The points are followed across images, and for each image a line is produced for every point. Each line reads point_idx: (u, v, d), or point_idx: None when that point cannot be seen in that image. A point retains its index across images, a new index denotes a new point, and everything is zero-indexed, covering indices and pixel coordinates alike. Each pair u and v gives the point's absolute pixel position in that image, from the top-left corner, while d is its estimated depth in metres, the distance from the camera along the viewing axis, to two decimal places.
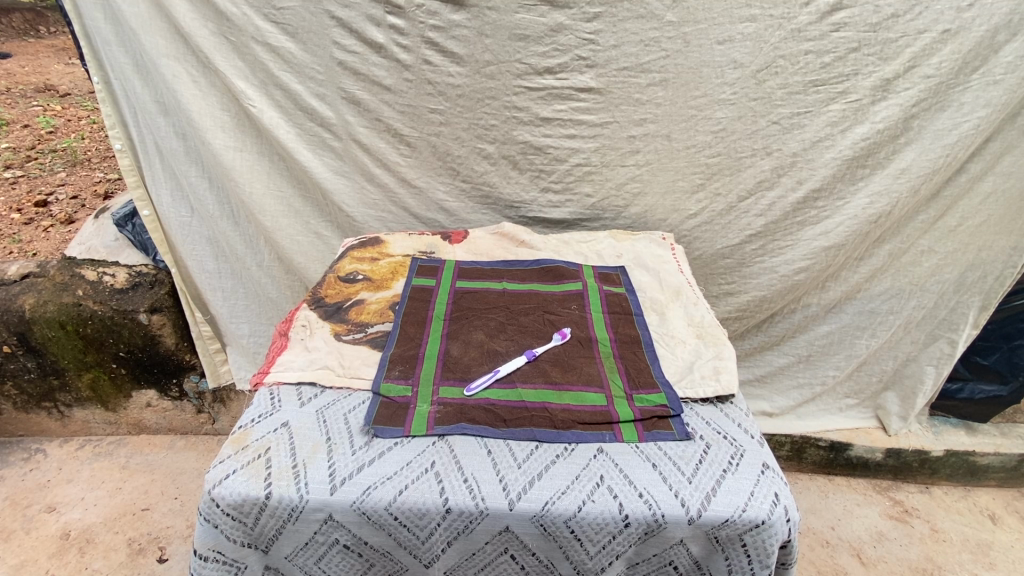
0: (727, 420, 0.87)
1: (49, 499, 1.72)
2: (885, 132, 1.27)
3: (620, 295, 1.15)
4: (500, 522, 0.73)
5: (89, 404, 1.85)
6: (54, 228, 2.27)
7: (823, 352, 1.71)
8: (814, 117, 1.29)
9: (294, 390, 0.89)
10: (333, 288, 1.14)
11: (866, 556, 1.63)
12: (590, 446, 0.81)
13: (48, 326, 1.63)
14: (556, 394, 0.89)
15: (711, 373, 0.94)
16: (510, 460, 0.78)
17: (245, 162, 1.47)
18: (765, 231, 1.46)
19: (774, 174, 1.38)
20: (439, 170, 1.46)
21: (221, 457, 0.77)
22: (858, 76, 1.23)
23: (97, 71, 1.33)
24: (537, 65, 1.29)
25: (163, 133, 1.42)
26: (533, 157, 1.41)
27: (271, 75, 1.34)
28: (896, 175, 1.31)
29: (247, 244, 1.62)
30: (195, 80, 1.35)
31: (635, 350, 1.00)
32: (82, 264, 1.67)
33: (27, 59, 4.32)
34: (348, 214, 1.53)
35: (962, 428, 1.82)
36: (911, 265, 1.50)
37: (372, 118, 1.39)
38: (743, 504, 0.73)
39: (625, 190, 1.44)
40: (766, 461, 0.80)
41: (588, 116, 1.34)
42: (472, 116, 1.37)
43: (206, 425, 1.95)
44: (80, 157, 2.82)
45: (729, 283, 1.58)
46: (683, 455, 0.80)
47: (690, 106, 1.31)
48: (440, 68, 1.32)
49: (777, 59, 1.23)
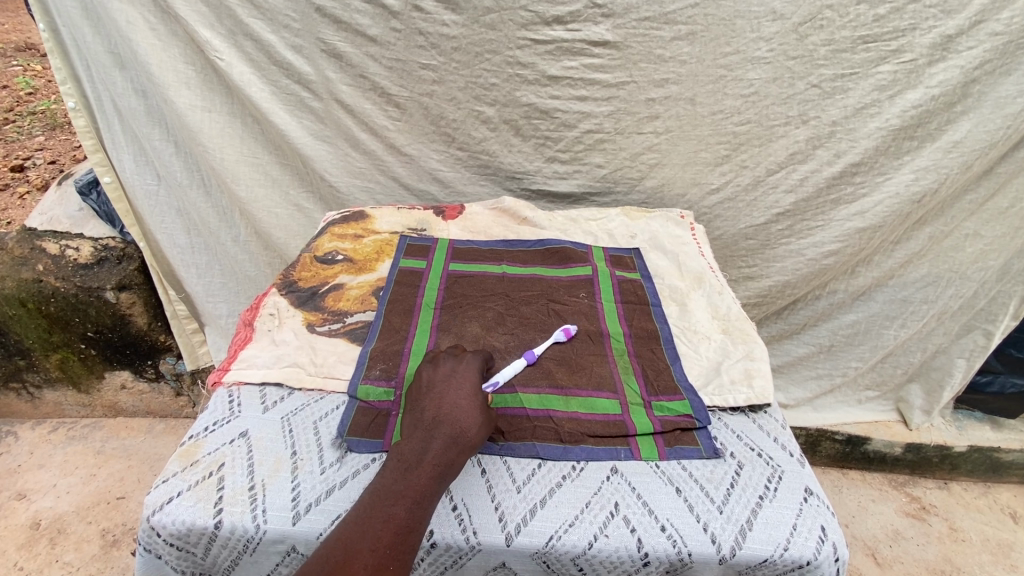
0: (761, 433, 0.75)
1: (18, 486, 1.62)
2: (939, 99, 1.11)
3: (635, 282, 1.01)
4: (496, 558, 0.61)
5: (60, 385, 1.73)
6: (30, 195, 2.12)
7: (846, 343, 1.59)
8: (860, 80, 1.13)
9: (256, 392, 0.76)
10: (307, 270, 1.00)
11: (881, 556, 1.55)
12: (602, 465, 0.69)
13: (8, 304, 1.50)
14: (562, 400, 0.76)
15: (742, 377, 0.81)
16: (507, 483, 0.66)
17: (215, 124, 1.31)
18: (793, 209, 1.31)
19: (809, 145, 1.22)
20: (431, 136, 1.31)
21: (165, 475, 0.65)
22: (915, 32, 1.06)
23: (42, 17, 1.17)
24: (544, 14, 1.12)
25: (120, 91, 1.26)
26: (538, 123, 1.25)
27: (240, 23, 1.17)
28: (948, 148, 1.16)
29: (220, 216, 1.48)
30: (153, 28, 1.19)
31: (653, 346, 0.87)
32: (43, 236, 1.52)
33: (8, 14, 4.06)
34: (330, 184, 1.38)
35: (987, 423, 1.71)
36: (952, 250, 1.36)
37: (356, 74, 1.23)
38: (784, 541, 0.61)
39: (639, 161, 1.29)
40: (809, 485, 0.67)
41: (602, 74, 1.18)
42: (470, 73, 1.21)
43: (185, 409, 1.83)
44: (58, 119, 2.63)
45: (750, 266, 1.44)
46: (711, 477, 0.68)
47: (719, 65, 1.15)
48: (433, 17, 1.14)
49: (823, 10, 1.06)
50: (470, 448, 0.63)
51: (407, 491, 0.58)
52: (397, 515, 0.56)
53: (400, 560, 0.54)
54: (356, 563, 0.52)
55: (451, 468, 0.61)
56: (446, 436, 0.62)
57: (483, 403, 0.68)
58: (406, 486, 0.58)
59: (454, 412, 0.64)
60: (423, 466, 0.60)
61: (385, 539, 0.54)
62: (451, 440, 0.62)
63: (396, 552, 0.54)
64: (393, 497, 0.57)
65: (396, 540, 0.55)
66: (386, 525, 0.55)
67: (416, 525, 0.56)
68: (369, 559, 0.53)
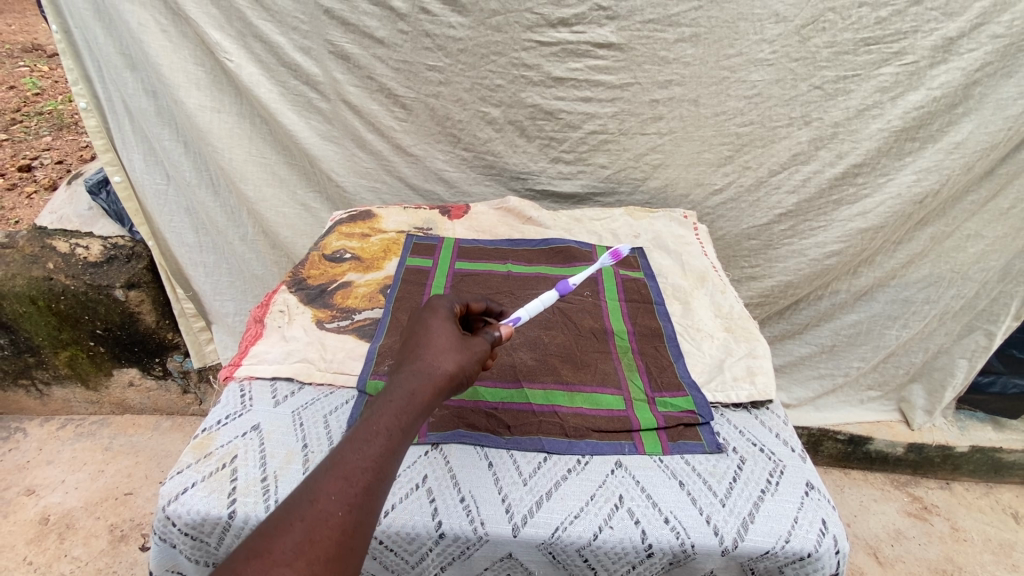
0: (763, 429, 0.76)
1: (27, 482, 1.64)
2: (941, 101, 1.12)
3: (638, 281, 1.02)
4: (502, 549, 0.63)
5: (68, 382, 1.75)
6: (37, 194, 2.15)
7: (848, 343, 1.60)
8: (862, 81, 1.14)
9: (267, 387, 0.78)
10: (316, 267, 1.02)
11: (883, 555, 1.55)
12: (607, 459, 0.70)
13: (18, 301, 1.52)
14: (567, 396, 0.78)
15: (744, 374, 0.82)
16: (514, 475, 0.67)
17: (223, 125, 1.33)
18: (796, 210, 1.33)
19: (811, 146, 1.23)
20: (437, 136, 1.32)
21: (180, 466, 0.67)
22: (917, 34, 1.07)
23: (55, 18, 1.19)
24: (550, 16, 1.13)
25: (131, 91, 1.28)
26: (543, 123, 1.27)
27: (249, 25, 1.19)
28: (950, 149, 1.17)
29: (228, 215, 1.50)
30: (164, 29, 1.20)
31: (656, 344, 0.88)
32: (53, 235, 1.54)
33: (14, 15, 4.09)
34: (338, 184, 1.40)
35: (989, 424, 1.72)
36: (954, 250, 1.36)
37: (364, 76, 1.24)
38: (786, 533, 0.62)
39: (643, 162, 1.30)
40: (810, 480, 0.69)
41: (606, 75, 1.19)
42: (476, 75, 1.22)
43: (192, 406, 1.85)
44: (67, 120, 2.66)
45: (753, 266, 1.45)
46: (714, 471, 0.69)
47: (723, 66, 1.16)
48: (440, 19, 1.16)
49: (825, 13, 1.07)
50: (443, 377, 0.57)
51: (359, 432, 0.51)
52: (347, 457, 0.49)
53: (355, 506, 0.47)
54: (297, 513, 0.45)
55: (417, 402, 0.55)
56: (411, 369, 0.57)
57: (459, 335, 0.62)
58: (360, 428, 0.52)
59: (423, 346, 0.60)
60: (383, 403, 0.54)
61: (331, 482, 0.47)
62: (416, 372, 0.57)
63: (348, 497, 0.47)
64: (344, 440, 0.51)
65: (346, 484, 0.48)
66: (332, 472, 0.48)
67: (374, 466, 0.50)
68: (313, 507, 0.46)
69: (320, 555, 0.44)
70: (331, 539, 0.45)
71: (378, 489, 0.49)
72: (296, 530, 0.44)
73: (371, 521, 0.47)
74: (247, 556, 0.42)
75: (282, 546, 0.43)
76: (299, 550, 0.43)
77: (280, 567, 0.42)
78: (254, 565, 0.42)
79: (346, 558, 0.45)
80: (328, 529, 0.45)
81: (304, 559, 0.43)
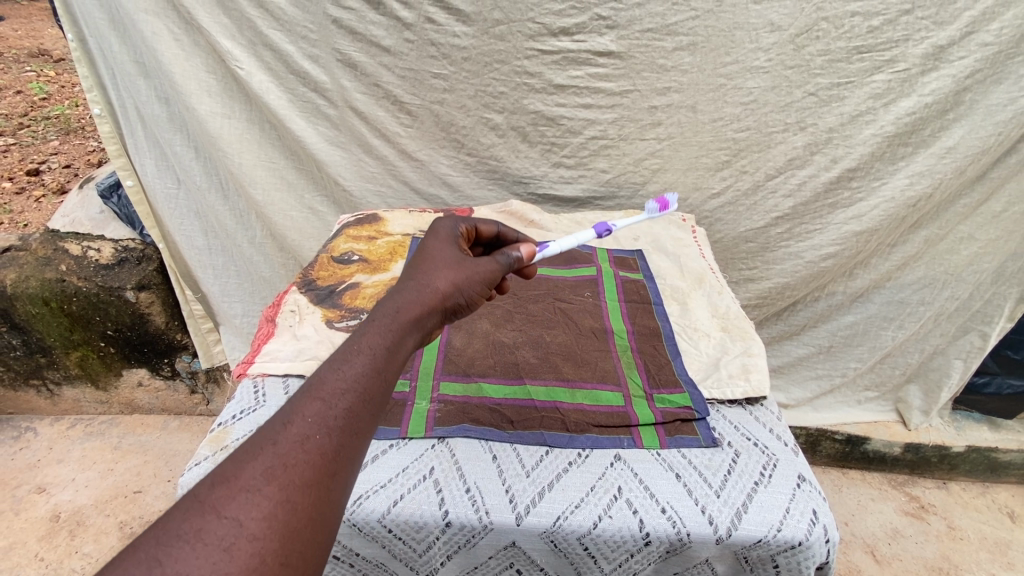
0: (757, 424, 0.79)
1: (38, 480, 1.67)
2: (932, 107, 1.15)
3: (638, 282, 1.05)
4: (506, 537, 0.65)
5: (78, 382, 1.78)
6: (46, 198, 2.18)
7: (845, 344, 1.62)
8: (855, 88, 1.17)
9: (280, 383, 0.82)
10: (325, 269, 1.05)
11: (880, 554, 1.57)
12: (606, 452, 0.73)
13: (31, 302, 1.55)
14: (568, 392, 0.81)
15: (739, 371, 0.85)
16: (517, 467, 0.70)
17: (233, 130, 1.36)
18: (792, 213, 1.36)
19: (806, 151, 1.26)
20: (441, 142, 1.36)
21: (197, 458, 0.70)
22: (908, 43, 1.10)
23: (71, 27, 1.22)
24: (551, 26, 1.16)
25: (144, 98, 1.32)
26: (544, 129, 1.30)
27: (260, 34, 1.22)
28: (941, 154, 1.20)
29: (237, 218, 1.53)
30: (177, 38, 1.24)
31: (655, 343, 0.91)
32: (66, 238, 1.58)
33: (21, 21, 4.14)
34: (344, 188, 1.43)
35: (985, 424, 1.74)
36: (947, 252, 1.39)
37: (370, 83, 1.28)
38: (778, 522, 0.65)
39: (643, 167, 1.33)
40: (802, 473, 0.71)
41: (606, 83, 1.23)
42: (479, 82, 1.26)
43: (199, 406, 1.88)
44: (74, 125, 2.70)
45: (750, 268, 1.48)
46: (709, 464, 0.72)
47: (719, 74, 1.19)
48: (445, 28, 1.19)
49: (819, 22, 1.10)
50: (430, 298, 0.58)
51: (340, 353, 0.49)
52: (327, 379, 0.47)
53: (335, 429, 0.44)
54: (270, 436, 0.42)
55: (403, 321, 0.54)
56: (399, 292, 0.58)
57: (456, 264, 0.63)
58: (343, 350, 0.50)
59: (420, 271, 0.61)
60: (369, 325, 0.52)
61: (308, 403, 0.45)
62: (410, 294, 0.57)
63: (328, 419, 0.44)
64: (324, 361, 0.48)
65: (326, 405, 0.45)
66: (309, 396, 0.45)
67: (355, 388, 0.47)
68: (288, 430, 0.43)
69: (294, 478, 0.41)
70: (308, 461, 0.42)
71: (361, 411, 0.47)
72: (268, 454, 0.41)
73: (353, 443, 0.45)
74: (214, 481, 0.40)
75: (252, 471, 0.40)
76: (272, 474, 0.41)
77: (247, 493, 0.39)
78: (219, 490, 0.39)
79: (327, 481, 0.43)
80: (304, 452, 0.42)
81: (277, 483, 0.40)
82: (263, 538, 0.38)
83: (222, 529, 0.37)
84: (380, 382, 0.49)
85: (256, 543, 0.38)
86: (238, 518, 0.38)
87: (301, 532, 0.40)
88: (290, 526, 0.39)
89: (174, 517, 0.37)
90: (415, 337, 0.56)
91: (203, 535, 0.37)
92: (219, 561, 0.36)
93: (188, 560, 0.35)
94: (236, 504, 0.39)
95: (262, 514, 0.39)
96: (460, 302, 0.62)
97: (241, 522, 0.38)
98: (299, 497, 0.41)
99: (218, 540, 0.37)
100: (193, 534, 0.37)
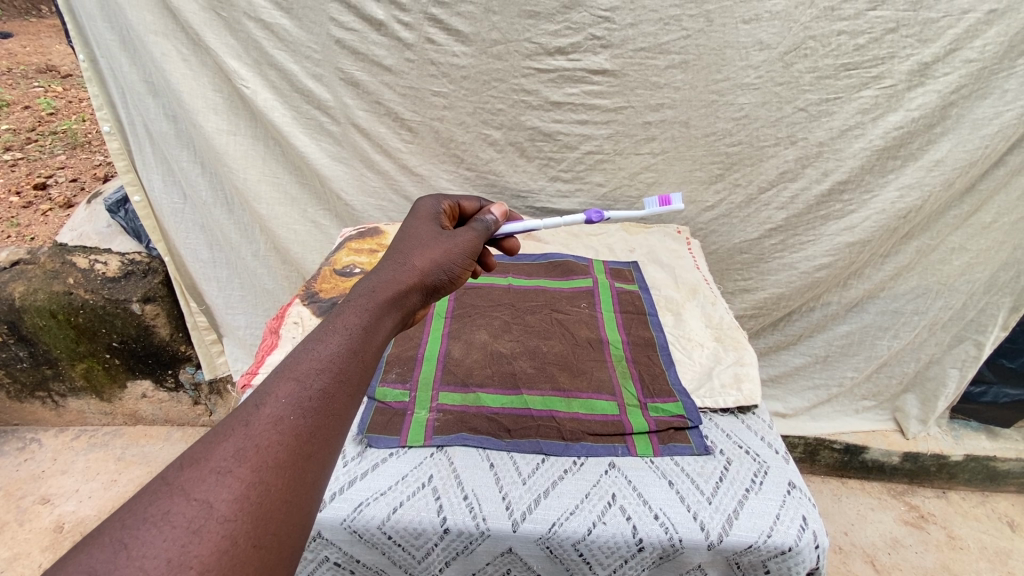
0: (749, 432, 0.81)
1: (42, 490, 1.69)
2: (919, 122, 1.18)
3: (633, 293, 1.07)
4: (503, 543, 0.67)
5: (83, 394, 1.81)
6: (53, 212, 2.22)
7: (841, 354, 1.64)
8: (844, 104, 1.20)
9: None
10: (327, 281, 1.08)
11: (879, 563, 1.58)
12: (601, 460, 0.75)
13: (38, 315, 1.58)
14: (564, 401, 0.83)
15: (731, 381, 0.87)
16: (513, 475, 0.72)
17: (239, 147, 1.40)
18: (785, 225, 1.38)
19: (798, 164, 1.29)
20: (441, 157, 1.39)
21: None
22: (893, 60, 1.13)
23: (82, 48, 1.27)
24: (547, 45, 1.20)
25: (152, 116, 1.36)
26: (541, 145, 1.34)
27: (265, 54, 1.26)
28: (930, 167, 1.22)
29: (241, 232, 1.56)
30: (185, 58, 1.28)
31: (649, 353, 0.93)
32: (73, 251, 1.60)
33: (30, 38, 4.21)
34: (347, 202, 1.47)
35: (983, 433, 1.75)
36: (940, 263, 1.41)
37: (372, 101, 1.31)
38: (768, 528, 0.67)
39: (638, 180, 1.37)
40: (792, 480, 0.73)
41: (602, 100, 1.26)
42: (478, 100, 1.29)
43: (202, 417, 1.90)
44: (80, 139, 2.75)
45: (746, 279, 1.51)
46: (701, 471, 0.74)
47: (711, 90, 1.22)
48: (444, 48, 1.23)
49: (806, 41, 1.14)
50: (405, 282, 0.63)
51: (317, 335, 0.53)
52: (302, 361, 0.50)
53: (306, 411, 0.47)
54: (243, 418, 0.45)
55: (376, 306, 0.58)
56: (374, 278, 0.63)
57: (431, 252, 0.69)
58: (320, 333, 0.54)
59: (398, 258, 0.67)
60: (347, 309, 0.57)
61: (283, 385, 0.48)
62: (386, 280, 0.63)
63: (300, 402, 0.47)
64: (298, 347, 0.52)
65: (298, 387, 0.48)
66: (283, 379, 0.48)
67: (329, 369, 0.51)
68: (260, 413, 0.46)
69: (265, 460, 0.43)
70: (280, 444, 0.45)
71: (333, 394, 0.49)
72: (240, 435, 0.44)
73: (324, 425, 0.47)
74: (184, 464, 0.42)
75: (224, 453, 0.43)
76: (243, 457, 0.43)
77: (219, 474, 0.41)
78: (188, 473, 0.41)
79: (299, 464, 0.45)
80: (276, 434, 0.45)
81: (249, 465, 0.43)
82: (233, 520, 0.40)
83: (190, 512, 0.39)
84: (352, 365, 0.52)
85: (226, 524, 0.40)
86: (207, 500, 0.40)
87: (272, 514, 0.42)
88: (261, 507, 0.41)
89: (144, 500, 0.39)
90: (391, 320, 0.60)
91: (171, 518, 0.38)
92: (187, 543, 0.38)
93: (155, 541, 0.37)
94: (206, 486, 0.41)
95: (232, 495, 0.41)
96: (436, 282, 0.67)
97: (210, 504, 0.40)
98: (271, 479, 0.43)
99: (186, 522, 0.39)
100: (161, 516, 0.38)
